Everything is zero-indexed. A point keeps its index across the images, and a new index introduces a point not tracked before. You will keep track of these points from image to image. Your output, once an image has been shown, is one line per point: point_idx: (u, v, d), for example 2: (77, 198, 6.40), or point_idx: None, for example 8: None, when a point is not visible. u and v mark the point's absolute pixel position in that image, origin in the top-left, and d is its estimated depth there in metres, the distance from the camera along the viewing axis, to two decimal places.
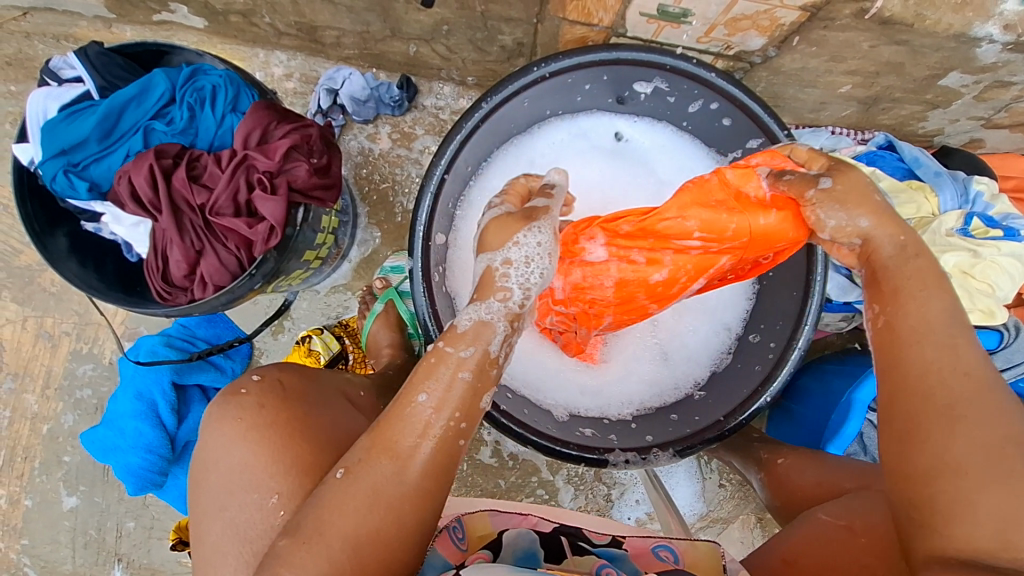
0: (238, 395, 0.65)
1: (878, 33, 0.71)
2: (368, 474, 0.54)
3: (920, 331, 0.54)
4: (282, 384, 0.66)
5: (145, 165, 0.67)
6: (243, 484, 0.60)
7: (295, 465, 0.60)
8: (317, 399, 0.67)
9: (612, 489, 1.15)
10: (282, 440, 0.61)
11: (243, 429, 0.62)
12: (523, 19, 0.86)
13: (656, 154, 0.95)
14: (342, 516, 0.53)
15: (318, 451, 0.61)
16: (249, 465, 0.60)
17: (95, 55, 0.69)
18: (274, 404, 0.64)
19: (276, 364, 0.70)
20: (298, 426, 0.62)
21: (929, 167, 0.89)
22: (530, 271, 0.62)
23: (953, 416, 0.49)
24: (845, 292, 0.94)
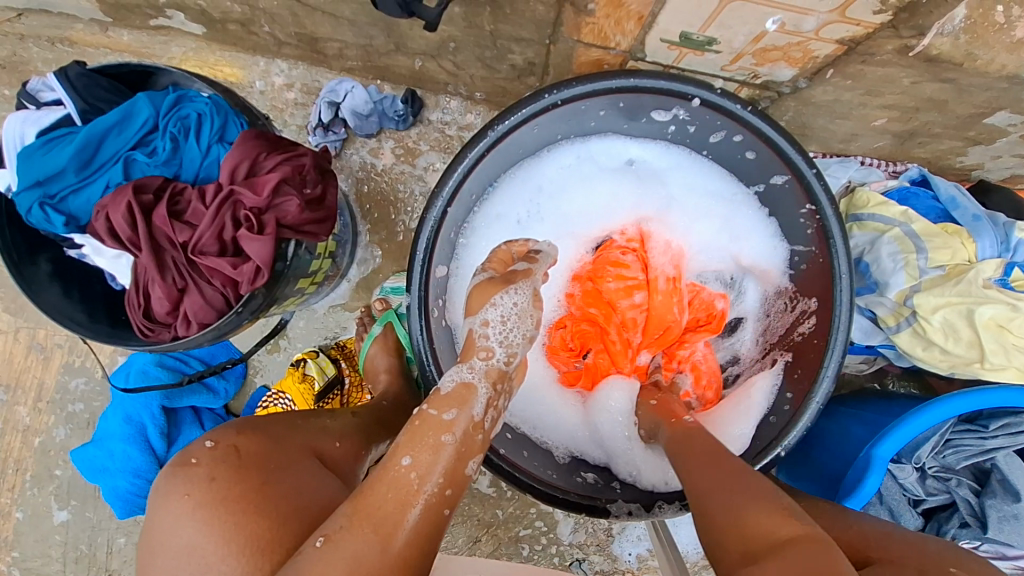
0: (187, 467, 0.57)
1: (922, 70, 0.65)
2: (351, 542, 0.50)
3: (686, 435, 0.69)
4: (237, 452, 0.59)
5: (123, 203, 0.62)
6: (192, 569, 0.52)
7: (251, 544, 0.52)
8: (280, 463, 0.59)
9: (612, 524, 1.11)
10: (234, 516, 0.53)
11: (192, 505, 0.54)
12: (534, 39, 0.80)
13: (671, 178, 0.89)
14: None
15: (282, 525, 0.54)
16: (197, 547, 0.53)
17: (76, 76, 0.66)
18: (226, 476, 0.56)
19: (234, 425, 0.62)
20: (254, 498, 0.55)
21: (967, 209, 0.83)
22: (510, 330, 0.64)
23: (710, 468, 0.62)
24: (869, 335, 0.87)
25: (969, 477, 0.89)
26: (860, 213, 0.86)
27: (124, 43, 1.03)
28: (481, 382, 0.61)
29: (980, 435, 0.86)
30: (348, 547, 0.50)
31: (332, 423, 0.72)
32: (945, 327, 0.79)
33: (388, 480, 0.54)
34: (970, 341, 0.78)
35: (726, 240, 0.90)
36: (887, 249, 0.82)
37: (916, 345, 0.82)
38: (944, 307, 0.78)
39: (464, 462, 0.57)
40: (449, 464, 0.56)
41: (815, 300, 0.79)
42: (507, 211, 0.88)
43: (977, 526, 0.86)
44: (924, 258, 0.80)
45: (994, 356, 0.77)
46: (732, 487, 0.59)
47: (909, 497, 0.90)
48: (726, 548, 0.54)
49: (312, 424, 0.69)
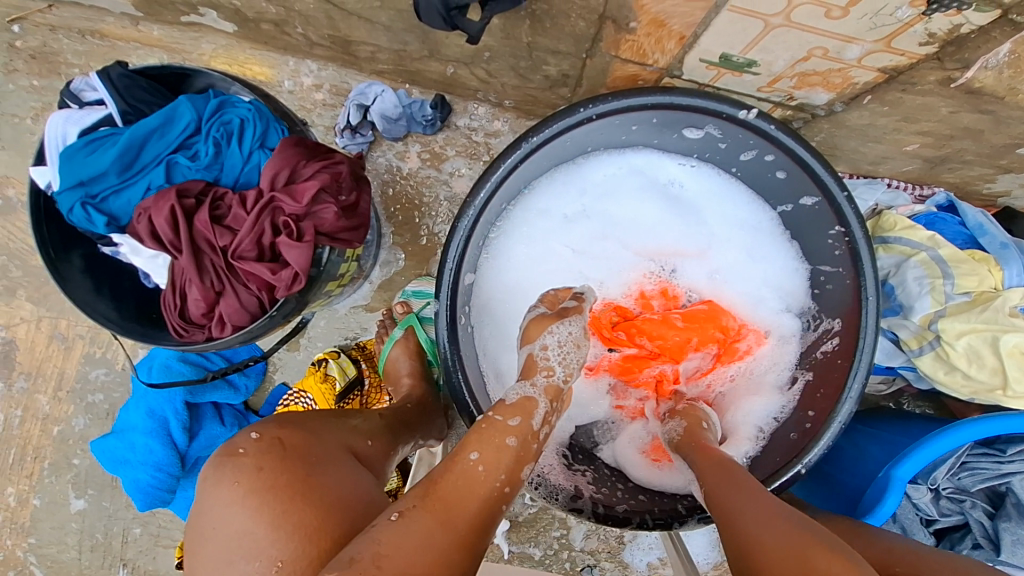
0: (234, 455, 0.59)
1: (962, 100, 0.66)
2: (424, 518, 0.53)
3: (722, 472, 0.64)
4: (282, 443, 0.60)
5: (167, 207, 0.63)
6: (245, 553, 0.54)
7: (299, 530, 0.53)
8: (321, 456, 0.60)
9: (624, 532, 1.11)
10: (283, 503, 0.54)
11: (240, 493, 0.56)
12: (570, 52, 0.80)
13: (704, 199, 0.89)
14: (399, 552, 0.50)
15: (326, 513, 0.55)
16: (248, 532, 0.54)
17: (117, 78, 0.66)
18: (273, 465, 0.57)
19: (275, 419, 0.64)
20: (301, 487, 0.56)
21: (995, 237, 0.83)
22: (567, 353, 0.70)
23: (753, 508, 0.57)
24: (890, 356, 0.88)
25: (983, 499, 0.91)
26: (886, 236, 0.87)
27: (155, 37, 1.04)
28: (542, 397, 0.67)
29: (997, 459, 0.87)
30: (418, 522, 0.52)
31: (361, 424, 0.73)
32: (969, 353, 0.80)
33: (457, 471, 0.58)
34: (993, 368, 0.78)
35: (751, 270, 0.89)
36: (913, 272, 0.83)
37: (938, 368, 0.83)
38: (969, 333, 0.79)
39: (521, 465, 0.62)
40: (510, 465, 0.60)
41: (840, 322, 0.79)
42: (537, 221, 0.88)
43: (991, 549, 0.87)
44: (950, 284, 0.81)
45: (1018, 384, 0.78)
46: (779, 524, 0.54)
47: (921, 517, 0.91)
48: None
49: (342, 424, 0.70)
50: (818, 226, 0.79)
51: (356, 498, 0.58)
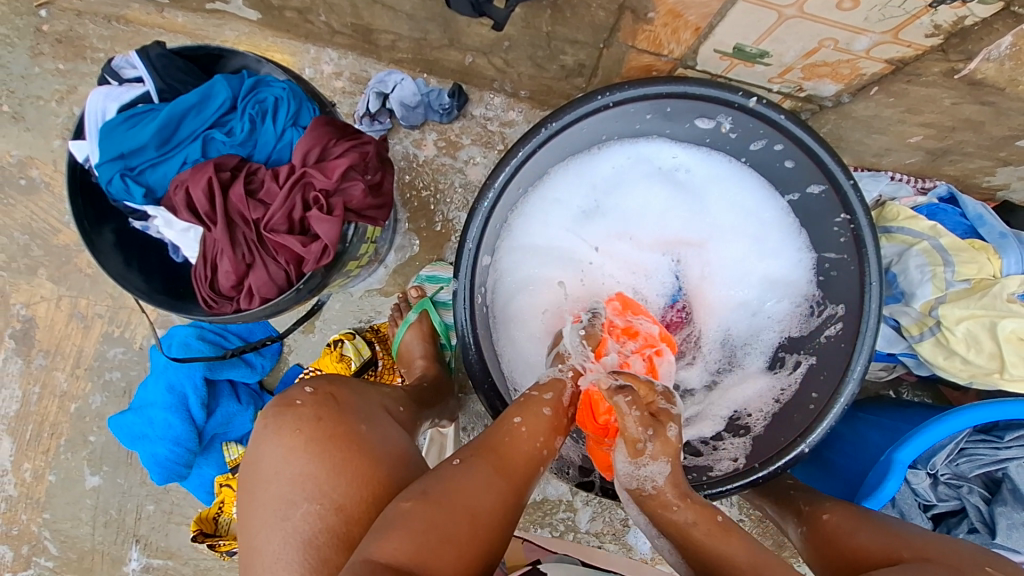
0: (292, 407, 0.66)
1: (965, 92, 0.69)
2: (482, 464, 0.62)
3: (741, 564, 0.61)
4: (335, 399, 0.68)
5: (204, 178, 0.67)
6: (306, 494, 0.61)
7: (358, 477, 0.62)
8: (365, 416, 0.68)
9: (629, 515, 1.14)
10: (342, 452, 0.62)
11: (302, 441, 0.63)
12: (588, 42, 0.83)
13: (717, 187, 0.92)
14: (466, 489, 0.59)
15: (378, 464, 0.63)
16: (310, 476, 0.61)
17: (156, 57, 0.69)
18: (331, 416, 0.65)
19: (325, 376, 0.71)
20: (355, 439, 0.64)
21: (994, 227, 0.86)
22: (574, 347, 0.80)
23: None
24: (890, 343, 0.91)
25: (979, 485, 0.92)
26: (889, 226, 0.90)
27: (179, 24, 1.06)
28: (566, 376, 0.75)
29: (995, 446, 0.88)
30: (477, 467, 0.62)
31: (391, 392, 0.80)
32: (968, 338, 0.83)
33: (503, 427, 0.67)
34: (991, 353, 0.81)
35: (761, 259, 0.91)
36: (915, 260, 0.86)
37: (938, 354, 0.86)
38: (967, 319, 0.82)
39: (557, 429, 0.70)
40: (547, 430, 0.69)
41: (842, 307, 0.82)
42: (549, 208, 0.91)
43: (987, 533, 0.89)
44: (950, 271, 0.84)
45: (1014, 367, 0.81)
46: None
47: (919, 502, 0.92)
48: None
49: (378, 390, 0.77)
50: (824, 214, 0.81)
51: (397, 452, 0.67)
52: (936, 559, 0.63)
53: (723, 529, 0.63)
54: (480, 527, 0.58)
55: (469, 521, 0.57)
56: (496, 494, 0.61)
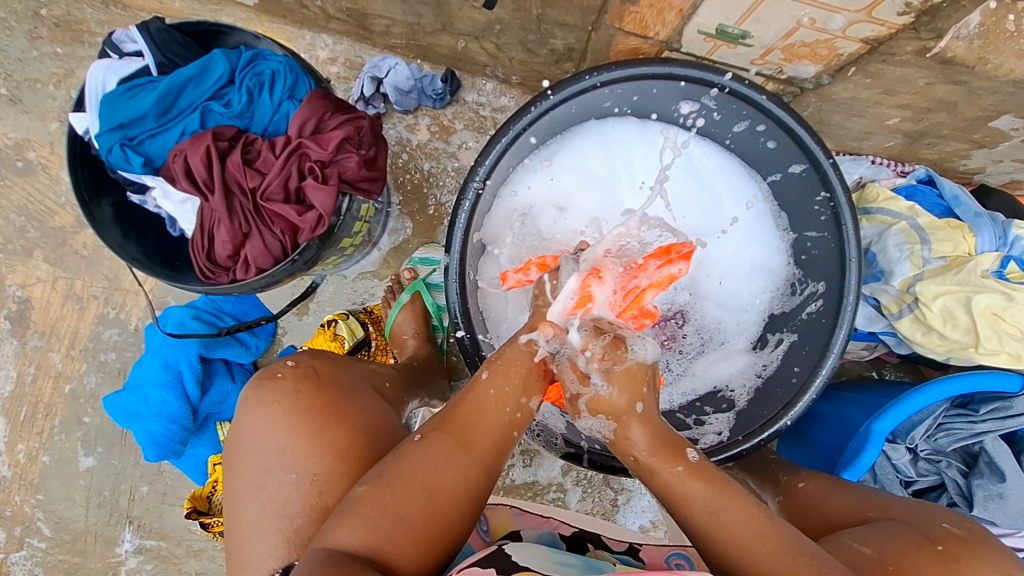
0: (273, 379, 0.67)
1: (937, 71, 0.72)
2: (443, 441, 0.61)
3: (709, 501, 0.62)
4: (316, 371, 0.69)
5: (202, 147, 0.71)
6: (282, 465, 0.62)
7: (332, 448, 0.63)
8: (349, 388, 0.69)
9: (618, 495, 1.16)
10: (318, 423, 0.64)
11: (279, 413, 0.64)
12: (577, 25, 0.86)
13: (705, 168, 0.93)
14: (422, 468, 0.59)
15: (355, 436, 0.64)
16: (287, 447, 0.63)
17: (156, 31, 0.73)
18: (309, 389, 0.66)
19: (309, 352, 0.72)
20: (334, 411, 0.65)
21: (969, 207, 0.89)
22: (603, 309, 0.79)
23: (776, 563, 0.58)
24: (872, 322, 0.93)
25: (957, 459, 0.93)
26: (869, 207, 0.92)
27: (176, 9, 1.06)
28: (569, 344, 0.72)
29: (969, 419, 0.90)
30: (438, 442, 0.61)
31: (380, 369, 0.82)
32: (944, 314, 0.85)
33: (470, 397, 0.65)
34: (966, 328, 0.84)
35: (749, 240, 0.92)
36: (893, 239, 0.89)
37: (916, 330, 0.88)
38: (944, 295, 0.85)
39: (529, 392, 0.67)
40: (517, 394, 0.66)
41: (824, 283, 0.83)
42: (535, 189, 0.92)
43: (965, 506, 0.90)
44: (927, 249, 0.87)
45: (988, 341, 0.83)
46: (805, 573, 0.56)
47: (900, 478, 0.94)
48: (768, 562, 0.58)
49: (366, 366, 0.79)
50: (805, 194, 0.83)
51: (378, 425, 0.67)
52: (901, 519, 0.67)
53: (691, 471, 0.63)
54: (437, 506, 0.58)
55: (425, 500, 0.58)
56: (457, 470, 0.60)
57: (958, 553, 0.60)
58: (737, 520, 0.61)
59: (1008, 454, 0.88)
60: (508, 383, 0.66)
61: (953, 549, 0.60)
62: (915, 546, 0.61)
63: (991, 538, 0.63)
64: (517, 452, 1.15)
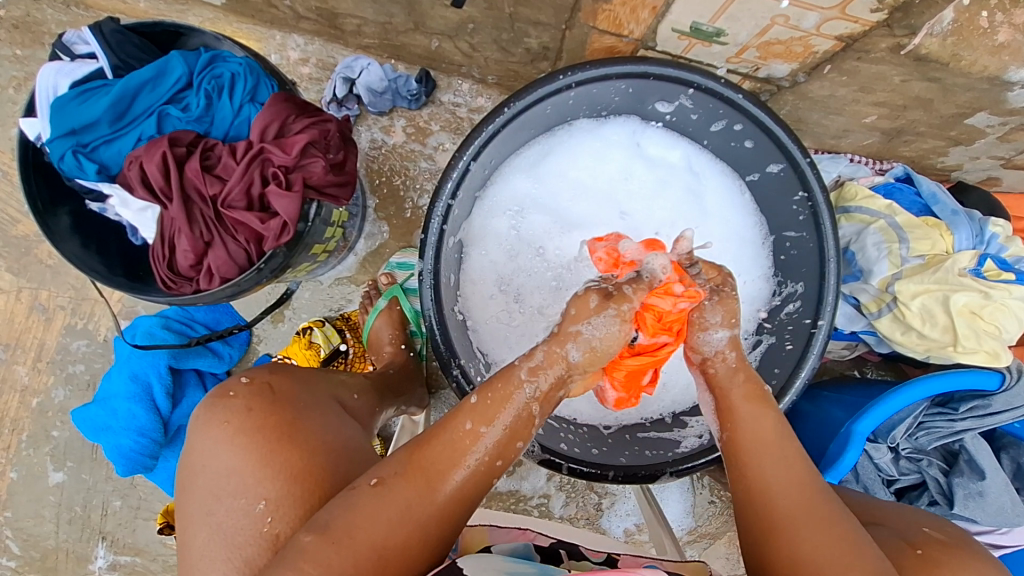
0: (225, 398, 0.65)
1: (912, 68, 0.71)
2: (400, 494, 0.56)
3: (766, 446, 0.62)
4: (271, 388, 0.66)
5: (159, 153, 0.68)
6: (231, 489, 0.59)
7: (285, 470, 0.60)
8: (307, 404, 0.67)
9: (602, 499, 1.15)
10: (270, 444, 0.61)
11: (230, 433, 0.62)
12: (551, 23, 0.84)
13: (684, 168, 0.91)
14: (374, 523, 0.55)
15: (312, 455, 0.61)
16: (236, 470, 0.60)
17: (110, 32, 0.71)
18: (262, 408, 0.64)
19: (266, 366, 0.70)
20: (287, 431, 0.62)
21: (946, 205, 0.89)
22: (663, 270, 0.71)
23: (804, 517, 0.56)
24: (851, 322, 0.93)
25: (938, 458, 0.93)
26: (848, 206, 0.92)
27: (141, 9, 1.02)
28: None
29: (949, 417, 0.89)
30: (398, 495, 0.56)
31: (350, 380, 0.80)
32: (923, 313, 0.85)
33: (446, 439, 0.60)
34: (944, 326, 0.84)
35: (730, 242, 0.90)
36: (872, 238, 0.88)
37: (896, 330, 0.88)
38: (922, 294, 0.84)
39: (513, 439, 0.61)
40: (499, 439, 0.61)
41: (803, 284, 0.82)
42: (513, 189, 0.90)
43: (946, 503, 0.89)
44: (905, 248, 0.86)
45: (966, 340, 0.83)
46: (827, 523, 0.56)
47: (882, 477, 0.93)
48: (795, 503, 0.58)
49: (332, 378, 0.77)
50: (783, 194, 0.81)
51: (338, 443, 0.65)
52: (884, 522, 0.66)
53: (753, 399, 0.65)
54: (387, 564, 0.54)
55: (372, 560, 0.54)
56: (412, 525, 0.56)
57: (937, 557, 0.58)
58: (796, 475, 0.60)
59: (987, 450, 0.88)
60: (489, 423, 0.60)
61: (933, 554, 0.58)
62: (897, 551, 0.59)
63: (973, 542, 0.62)
64: None
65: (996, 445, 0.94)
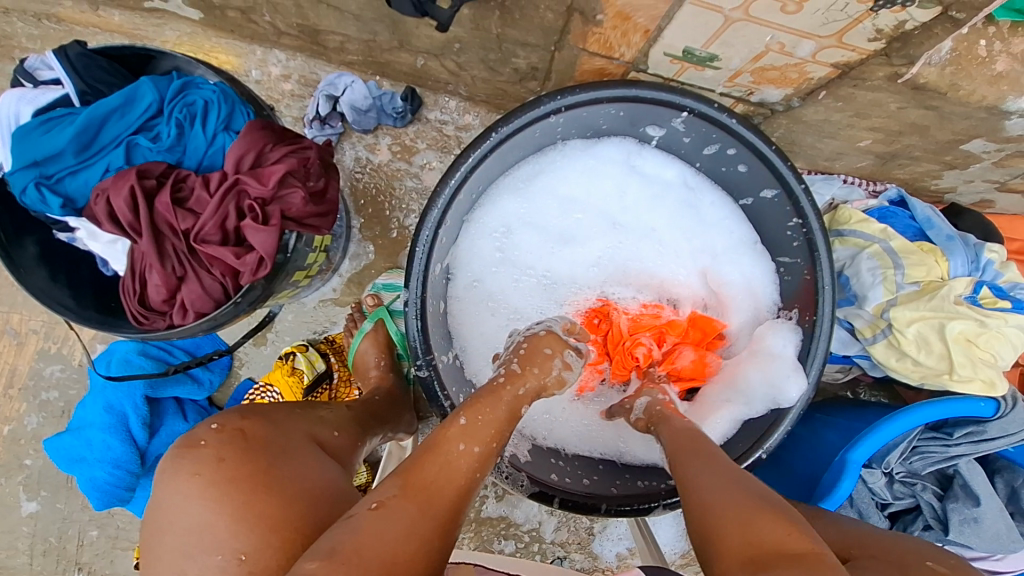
0: (194, 448, 0.60)
1: (909, 96, 0.70)
2: (400, 511, 0.52)
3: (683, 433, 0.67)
4: (244, 435, 0.62)
5: (126, 187, 0.65)
6: (203, 546, 0.56)
7: (262, 521, 0.56)
8: (284, 448, 0.63)
9: (594, 523, 1.12)
10: (246, 495, 0.57)
11: (201, 485, 0.58)
12: (540, 45, 0.82)
13: (676, 188, 0.88)
14: (381, 540, 0.50)
15: (290, 504, 0.58)
16: (209, 524, 0.56)
17: (75, 57, 0.68)
18: (235, 457, 0.60)
19: (237, 411, 0.66)
20: (263, 478, 0.58)
21: (941, 229, 0.88)
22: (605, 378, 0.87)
23: (709, 472, 0.59)
24: (845, 346, 0.91)
25: (932, 481, 0.91)
26: (842, 229, 0.90)
27: (115, 23, 0.97)
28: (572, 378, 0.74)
29: (944, 443, 0.87)
30: (398, 513, 0.52)
31: (328, 415, 0.77)
32: (918, 340, 0.83)
33: (439, 459, 0.58)
34: (940, 354, 0.83)
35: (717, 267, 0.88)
36: (867, 264, 0.87)
37: (891, 356, 0.86)
38: (917, 321, 0.83)
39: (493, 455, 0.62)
40: (482, 454, 0.61)
41: (797, 310, 0.80)
42: (502, 210, 0.87)
43: (940, 529, 0.88)
44: (901, 274, 0.85)
45: (962, 368, 0.82)
46: (720, 474, 0.58)
47: (876, 501, 0.92)
48: (694, 467, 0.61)
49: (310, 415, 0.74)
50: (778, 220, 0.80)
51: (318, 487, 0.61)
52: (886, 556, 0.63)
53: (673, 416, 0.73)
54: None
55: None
56: (418, 542, 0.51)
57: None
58: (720, 471, 0.59)
59: (982, 476, 0.86)
60: (482, 442, 0.61)
61: None
62: None
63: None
64: (490, 484, 1.11)
65: (990, 468, 0.93)
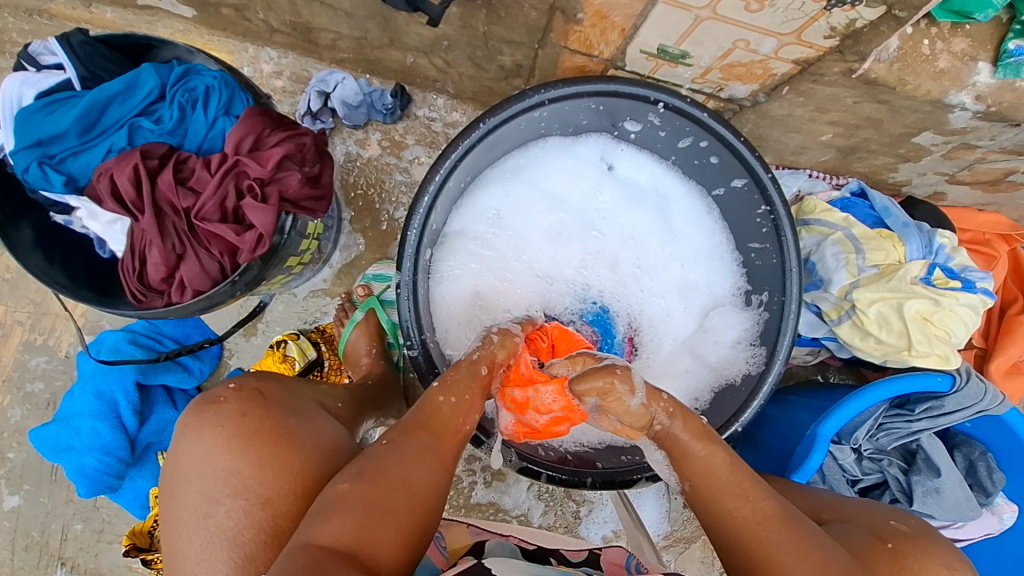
0: (216, 403, 0.62)
1: (862, 91, 0.76)
2: (410, 443, 0.59)
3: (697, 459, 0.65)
4: (261, 393, 0.64)
5: (130, 166, 0.68)
6: (229, 491, 0.58)
7: (285, 470, 0.59)
8: (294, 410, 0.65)
9: (580, 507, 1.16)
10: (268, 448, 0.59)
11: (224, 437, 0.60)
12: (524, 42, 0.87)
13: (650, 183, 0.93)
14: (404, 465, 0.57)
15: (307, 458, 0.60)
16: (234, 471, 0.58)
17: (78, 44, 0.71)
18: (256, 412, 0.62)
19: (252, 373, 0.68)
20: (281, 436, 0.61)
21: (898, 217, 0.94)
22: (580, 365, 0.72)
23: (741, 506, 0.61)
24: (814, 328, 0.97)
25: (898, 457, 0.97)
26: (808, 218, 0.96)
27: (108, 19, 0.99)
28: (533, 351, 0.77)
29: (906, 419, 0.92)
30: (411, 447, 0.58)
31: (328, 389, 0.79)
32: (879, 319, 0.89)
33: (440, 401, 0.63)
34: (900, 332, 0.89)
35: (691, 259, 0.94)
36: (831, 249, 0.93)
37: (855, 335, 0.92)
38: (879, 301, 0.89)
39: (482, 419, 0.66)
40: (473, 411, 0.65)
41: (767, 293, 0.85)
42: (488, 201, 0.91)
43: (905, 501, 0.93)
44: (861, 258, 0.91)
45: (919, 344, 0.88)
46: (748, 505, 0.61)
47: (847, 477, 0.96)
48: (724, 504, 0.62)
49: (314, 387, 0.76)
50: (748, 207, 0.85)
51: (328, 444, 0.64)
52: (851, 519, 0.68)
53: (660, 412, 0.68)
54: (416, 501, 0.55)
55: (403, 496, 0.55)
56: (430, 470, 0.58)
57: (905, 550, 0.61)
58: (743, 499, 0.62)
59: (942, 449, 0.92)
60: (461, 394, 0.64)
61: (901, 547, 0.62)
62: (868, 545, 0.62)
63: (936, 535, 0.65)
64: (479, 470, 1.14)
65: (950, 443, 0.98)
